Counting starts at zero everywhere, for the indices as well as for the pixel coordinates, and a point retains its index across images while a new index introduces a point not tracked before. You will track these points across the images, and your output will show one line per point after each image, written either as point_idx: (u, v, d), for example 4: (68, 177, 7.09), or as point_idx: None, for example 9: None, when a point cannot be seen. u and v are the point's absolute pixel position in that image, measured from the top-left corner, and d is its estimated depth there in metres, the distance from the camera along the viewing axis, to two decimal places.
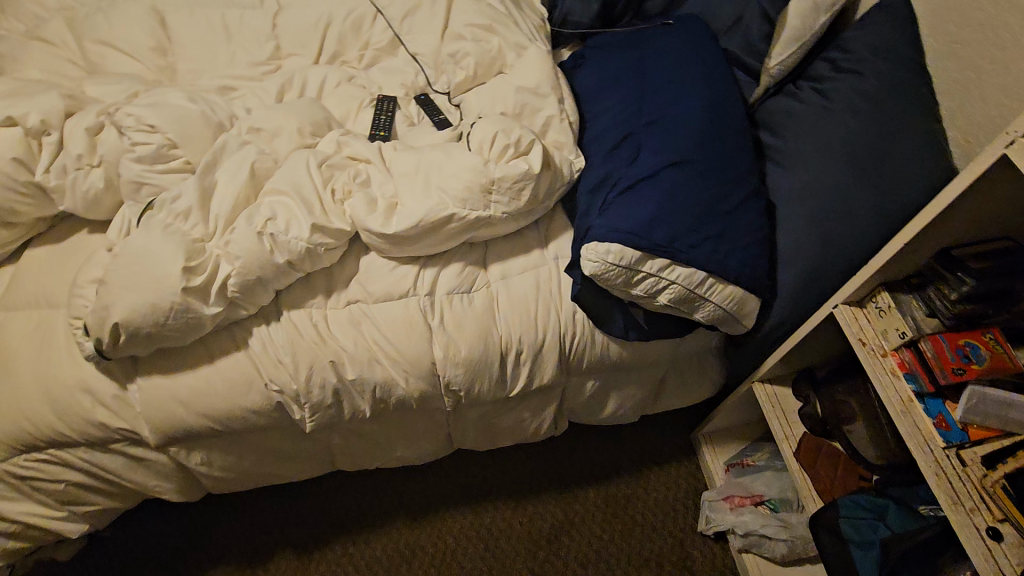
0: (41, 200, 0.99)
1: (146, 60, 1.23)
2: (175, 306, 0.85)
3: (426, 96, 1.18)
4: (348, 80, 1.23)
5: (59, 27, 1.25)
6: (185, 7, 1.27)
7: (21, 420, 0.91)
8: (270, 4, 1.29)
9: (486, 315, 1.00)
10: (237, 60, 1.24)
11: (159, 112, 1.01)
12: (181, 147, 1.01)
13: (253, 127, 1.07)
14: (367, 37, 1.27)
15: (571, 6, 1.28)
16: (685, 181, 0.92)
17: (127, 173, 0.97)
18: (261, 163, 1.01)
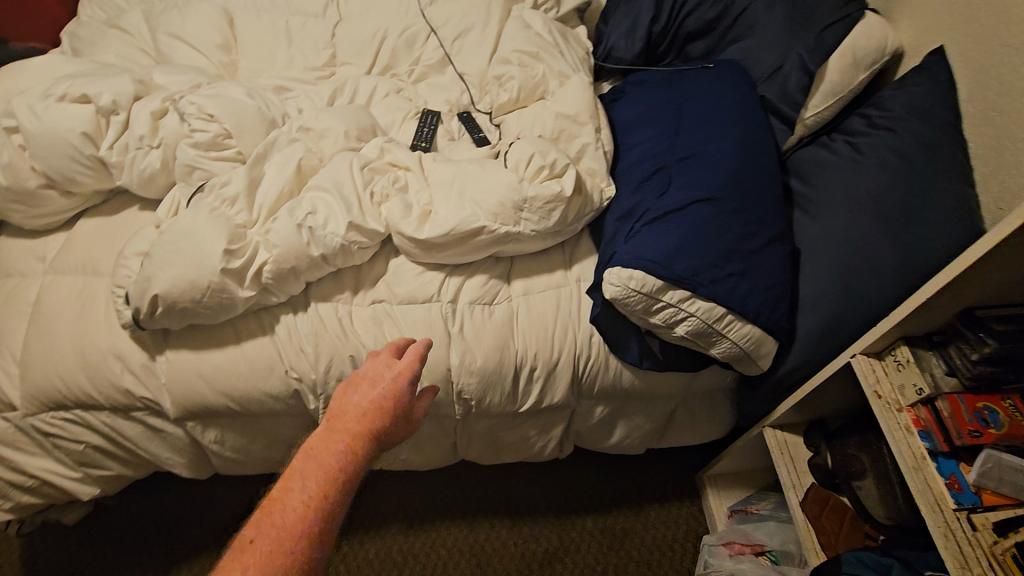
0: (101, 174, 1.05)
1: (211, 55, 1.30)
2: (211, 284, 0.89)
3: (468, 114, 1.23)
4: (397, 92, 1.28)
5: (137, 19, 1.35)
6: (254, 11, 1.36)
7: (55, 377, 0.96)
8: (332, 15, 1.36)
9: (506, 328, 1.02)
10: (295, 64, 1.31)
11: (219, 103, 1.06)
12: (234, 138, 1.06)
13: (304, 127, 1.12)
14: (418, 52, 1.32)
15: (616, 43, 1.34)
16: (713, 218, 0.94)
17: (183, 156, 1.03)
18: (307, 160, 1.06)
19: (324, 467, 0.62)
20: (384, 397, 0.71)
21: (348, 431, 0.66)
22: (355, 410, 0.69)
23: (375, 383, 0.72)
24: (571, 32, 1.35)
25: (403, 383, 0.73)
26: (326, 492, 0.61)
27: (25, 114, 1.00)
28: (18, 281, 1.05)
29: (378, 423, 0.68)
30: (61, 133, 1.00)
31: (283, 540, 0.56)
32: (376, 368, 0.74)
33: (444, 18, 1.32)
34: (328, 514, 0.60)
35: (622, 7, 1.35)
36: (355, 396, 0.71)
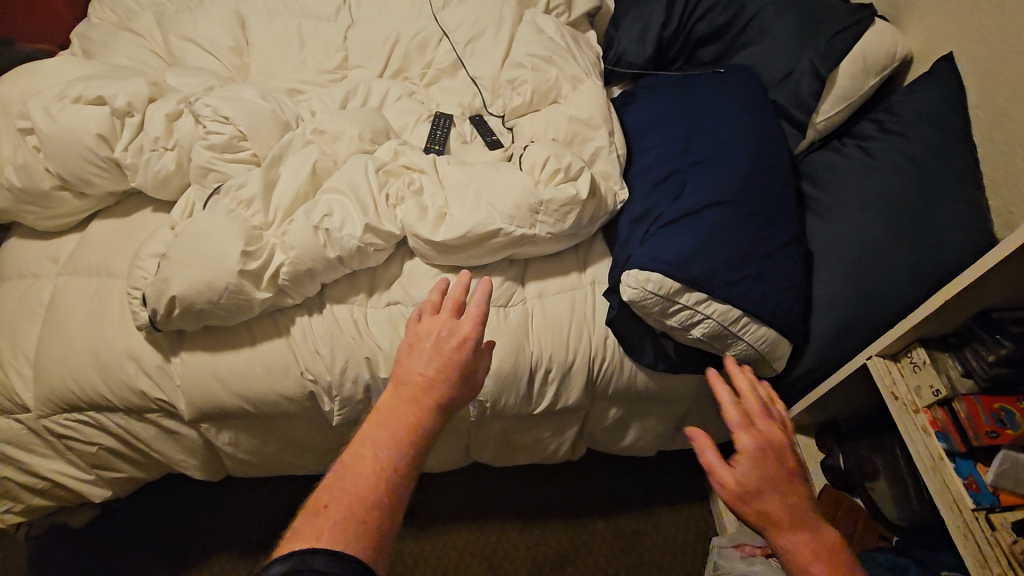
0: (115, 175, 1.05)
1: (223, 58, 1.31)
2: (229, 286, 0.89)
3: (480, 116, 1.24)
4: (409, 95, 1.29)
5: (148, 21, 1.35)
6: (266, 14, 1.36)
7: (69, 379, 0.96)
8: (344, 18, 1.37)
9: (521, 330, 1.03)
10: (307, 67, 1.32)
11: (234, 105, 1.06)
12: (249, 140, 1.06)
13: (318, 129, 1.13)
14: (431, 56, 1.32)
15: (626, 48, 1.36)
16: (729, 220, 0.95)
17: (198, 158, 1.03)
18: (321, 162, 1.06)
19: (394, 434, 0.67)
20: (447, 363, 0.73)
21: (416, 399, 0.70)
22: (420, 376, 0.72)
23: (436, 347, 0.74)
24: (582, 36, 1.36)
25: (465, 348, 0.74)
26: (397, 455, 0.66)
27: (40, 115, 1.00)
28: (31, 282, 1.05)
29: (442, 391, 0.71)
30: (76, 134, 1.00)
31: (359, 499, 0.61)
32: (437, 330, 0.75)
33: (457, 22, 1.33)
34: (400, 476, 0.65)
35: (633, 12, 1.36)
36: (418, 361, 0.73)
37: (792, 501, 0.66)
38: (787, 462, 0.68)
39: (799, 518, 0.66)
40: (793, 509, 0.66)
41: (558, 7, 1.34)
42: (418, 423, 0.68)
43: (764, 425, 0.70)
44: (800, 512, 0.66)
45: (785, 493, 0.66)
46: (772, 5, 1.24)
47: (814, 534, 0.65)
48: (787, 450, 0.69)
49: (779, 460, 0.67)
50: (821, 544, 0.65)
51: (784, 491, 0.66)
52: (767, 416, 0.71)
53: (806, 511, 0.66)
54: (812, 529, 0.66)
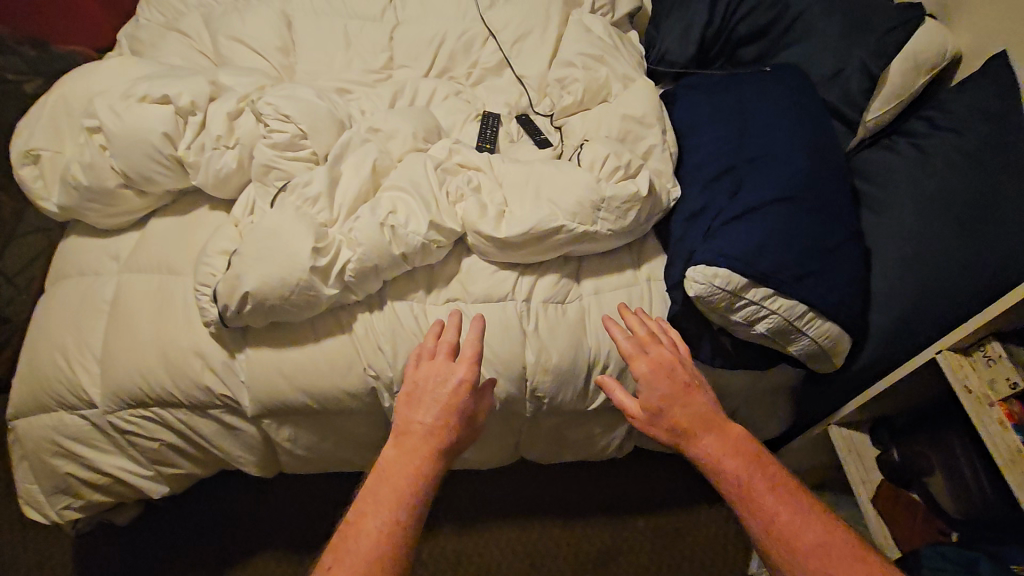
0: (177, 173, 1.06)
1: (271, 58, 1.32)
2: (300, 282, 0.90)
3: (527, 115, 1.26)
4: (456, 94, 1.30)
5: (195, 21, 1.36)
6: (312, 14, 1.37)
7: (136, 375, 0.97)
8: (390, 19, 1.38)
9: (579, 326, 1.04)
10: (353, 66, 1.33)
11: (293, 104, 1.07)
12: (309, 139, 1.07)
13: (373, 128, 1.14)
14: (476, 56, 1.33)
15: (668, 48, 1.38)
16: (791, 217, 0.96)
17: (260, 156, 1.03)
18: (380, 161, 1.07)
19: (398, 488, 0.73)
20: (446, 410, 0.79)
21: (417, 451, 0.76)
22: (421, 427, 0.78)
23: (434, 393, 0.80)
24: (625, 36, 1.37)
25: (462, 391, 0.80)
26: (401, 510, 0.71)
27: (107, 114, 1.00)
28: (93, 279, 1.06)
29: (441, 440, 0.77)
30: (143, 133, 1.01)
31: (368, 555, 0.67)
32: (433, 377, 0.82)
33: (504, 22, 1.33)
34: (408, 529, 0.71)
35: (674, 13, 1.38)
36: (419, 411, 0.79)
37: (688, 409, 0.83)
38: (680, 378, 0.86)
39: (698, 421, 0.82)
40: (688, 417, 0.82)
41: (602, 6, 1.35)
42: (422, 475, 0.74)
43: (654, 351, 0.88)
44: (694, 417, 0.83)
45: (679, 404, 0.83)
46: (816, 6, 1.25)
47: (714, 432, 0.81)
48: (676, 363, 0.87)
49: (665, 375, 0.85)
50: (726, 442, 0.80)
51: (678, 403, 0.83)
52: (655, 344, 0.89)
53: (701, 413, 0.83)
54: (708, 426, 0.82)
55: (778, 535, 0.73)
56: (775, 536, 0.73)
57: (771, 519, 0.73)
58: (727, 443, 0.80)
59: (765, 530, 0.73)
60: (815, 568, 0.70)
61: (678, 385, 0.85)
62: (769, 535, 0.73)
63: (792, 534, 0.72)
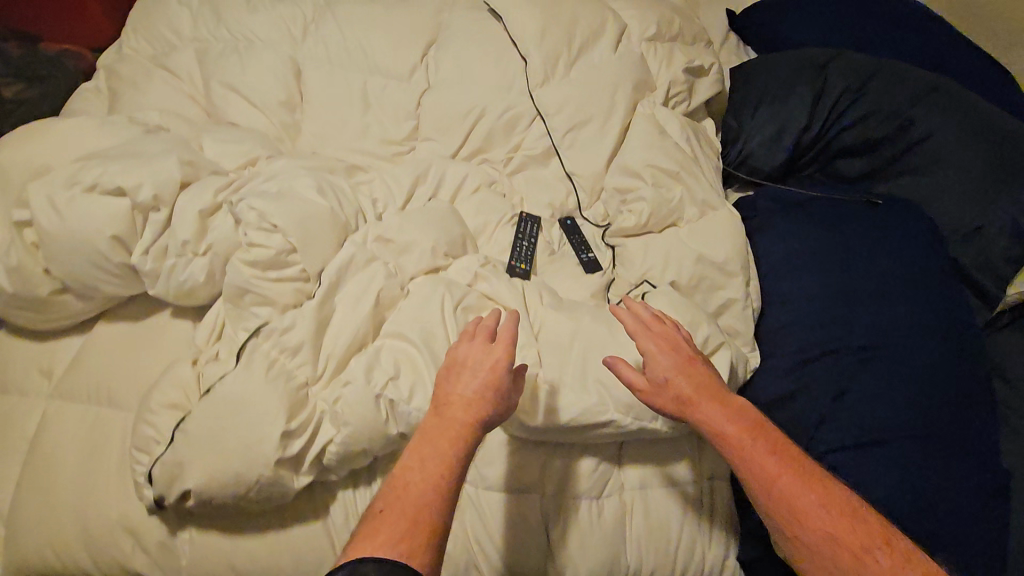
0: (130, 282, 0.84)
1: (273, 116, 1.11)
2: (262, 479, 0.68)
3: (571, 221, 1.04)
4: (489, 185, 1.09)
5: (187, 59, 1.14)
6: (325, 64, 1.14)
7: (49, 548, 0.76)
8: (419, 79, 1.14)
9: (618, 533, 0.82)
10: (370, 134, 1.12)
11: (284, 207, 0.84)
12: (300, 254, 0.84)
13: (383, 237, 0.92)
14: (519, 138, 1.10)
15: (755, 147, 1.14)
16: (926, 462, 0.75)
17: (234, 277, 0.81)
18: (387, 290, 0.85)
19: (444, 454, 0.64)
20: (490, 385, 0.69)
21: (457, 420, 0.66)
22: (461, 398, 0.68)
23: (475, 369, 0.70)
24: (701, 131, 1.13)
25: (501, 370, 0.70)
26: (446, 470, 0.63)
27: (42, 206, 0.79)
28: (16, 402, 0.85)
29: (478, 411, 0.67)
30: (85, 236, 0.79)
31: (418, 507, 0.59)
32: (474, 355, 0.71)
33: (558, 103, 1.07)
34: (449, 485, 0.62)
35: (767, 107, 1.15)
36: (458, 383, 0.69)
37: (695, 386, 0.72)
38: (685, 351, 0.75)
39: (710, 398, 0.71)
40: (694, 391, 0.71)
41: (679, 94, 1.11)
42: (462, 439, 0.65)
43: (662, 329, 0.76)
44: (706, 392, 0.71)
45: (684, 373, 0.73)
46: (953, 127, 1.02)
47: (724, 407, 0.70)
48: (681, 339, 0.76)
49: (674, 351, 0.74)
50: (737, 417, 0.70)
51: (687, 374, 0.72)
52: (660, 322, 0.78)
53: (711, 385, 0.73)
54: (718, 402, 0.71)
55: (796, 510, 0.63)
56: (783, 511, 0.63)
57: (790, 501, 0.63)
58: (732, 410, 0.70)
59: (782, 506, 0.63)
60: (814, 530, 0.61)
61: (685, 360, 0.74)
62: (785, 513, 0.63)
63: (807, 512, 0.62)
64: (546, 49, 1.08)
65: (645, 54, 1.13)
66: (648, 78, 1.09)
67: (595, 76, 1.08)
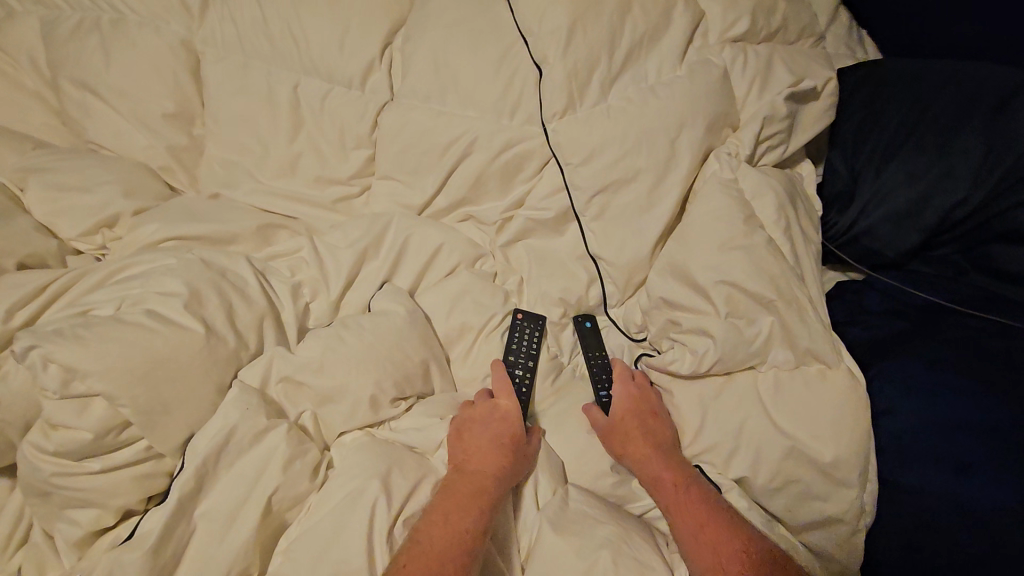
0: None
1: (157, 136, 0.74)
2: None
3: (592, 322, 0.69)
4: (473, 261, 0.73)
5: (30, 35, 0.76)
6: (235, 55, 0.74)
7: None
8: (377, 84, 0.75)
9: None
10: (302, 169, 0.75)
11: (113, 350, 0.51)
12: (140, 429, 0.51)
13: (294, 375, 0.59)
14: (522, 190, 0.73)
15: (880, 222, 0.74)
16: None
17: (30, 472, 0.50)
18: (285, 488, 0.53)
19: (465, 508, 0.53)
20: (508, 433, 0.59)
21: (483, 471, 0.56)
22: (477, 450, 0.57)
23: (486, 420, 0.60)
24: (800, 191, 0.75)
25: (514, 419, 0.60)
26: (474, 527, 0.52)
27: None
28: None
29: (500, 463, 0.56)
30: None
31: (445, 562, 0.48)
32: (482, 407, 0.61)
33: (587, 144, 0.68)
34: (477, 540, 0.51)
35: (907, 159, 0.74)
36: (469, 436, 0.59)
37: (644, 432, 0.60)
38: (650, 401, 0.63)
39: (653, 446, 0.59)
40: (637, 433, 0.60)
41: (773, 137, 0.72)
42: (486, 493, 0.54)
43: (641, 380, 0.65)
44: (655, 443, 0.59)
45: (641, 434, 0.60)
46: None
47: (667, 456, 0.59)
48: (658, 401, 0.63)
49: (641, 412, 0.61)
50: (677, 474, 0.57)
51: (649, 429, 0.60)
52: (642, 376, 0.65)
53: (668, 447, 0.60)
54: (669, 458, 0.59)
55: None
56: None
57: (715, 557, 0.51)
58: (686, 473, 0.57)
59: (707, 557, 0.52)
60: None
61: (648, 412, 0.62)
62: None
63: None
64: (574, 55, 0.68)
65: (727, 66, 0.73)
66: (731, 109, 0.71)
67: (647, 105, 0.68)
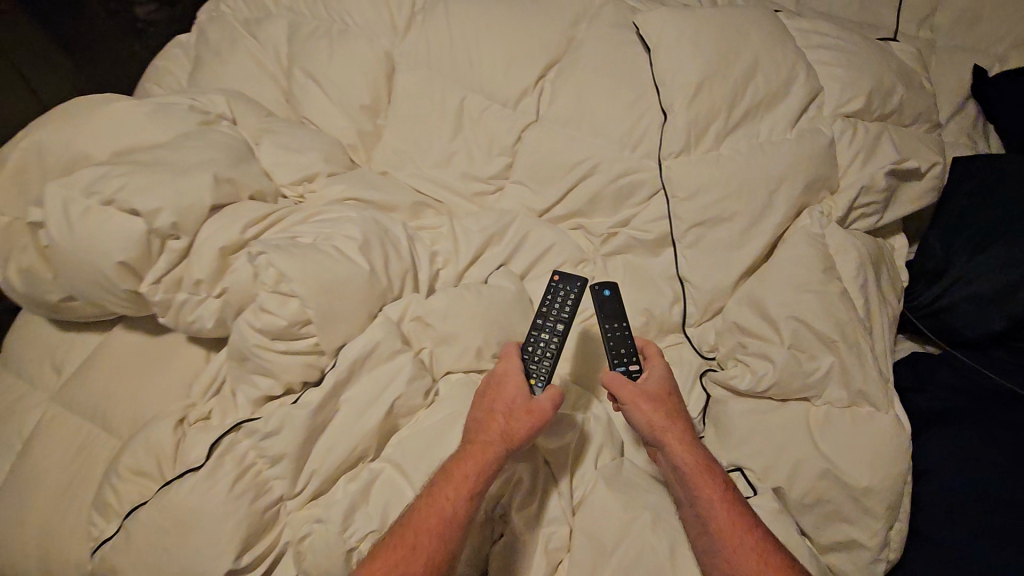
0: (139, 304, 0.74)
1: (352, 121, 0.95)
2: None
3: (610, 290, 0.72)
4: (574, 265, 0.85)
5: (279, 32, 1.00)
6: (423, 68, 0.94)
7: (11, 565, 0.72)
8: (527, 106, 0.91)
9: None
10: (454, 165, 0.93)
11: (312, 266, 0.69)
12: (317, 328, 0.69)
13: (423, 318, 0.74)
14: (631, 212, 0.86)
15: (961, 301, 0.79)
16: None
17: (240, 341, 0.69)
18: (406, 398, 0.68)
19: (452, 479, 0.60)
20: (504, 406, 0.65)
21: (477, 442, 0.62)
22: (479, 419, 0.64)
23: (489, 394, 0.66)
24: (886, 259, 0.81)
25: (511, 393, 0.65)
26: (457, 496, 0.59)
27: (55, 212, 0.69)
28: (26, 391, 0.82)
29: (491, 437, 0.62)
30: (93, 258, 0.69)
31: (428, 526, 0.58)
32: (493, 379, 0.68)
33: (695, 182, 0.79)
34: (459, 506, 0.59)
35: (1001, 247, 0.78)
36: (480, 404, 0.66)
37: (670, 410, 0.66)
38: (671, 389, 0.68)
39: (676, 423, 0.65)
40: (666, 405, 0.66)
41: (866, 205, 0.80)
42: (473, 464, 0.61)
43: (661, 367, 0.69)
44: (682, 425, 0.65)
45: (669, 414, 0.66)
46: None
47: (685, 436, 0.65)
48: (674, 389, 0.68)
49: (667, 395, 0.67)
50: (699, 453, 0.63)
51: (672, 411, 0.66)
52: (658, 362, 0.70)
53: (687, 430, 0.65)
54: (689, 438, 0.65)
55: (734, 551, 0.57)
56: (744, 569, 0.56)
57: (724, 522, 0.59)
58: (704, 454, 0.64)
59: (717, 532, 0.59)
60: None
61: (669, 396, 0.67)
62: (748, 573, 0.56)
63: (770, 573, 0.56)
64: (698, 107, 0.80)
65: (836, 137, 0.82)
66: (831, 174, 0.80)
67: (754, 158, 0.79)
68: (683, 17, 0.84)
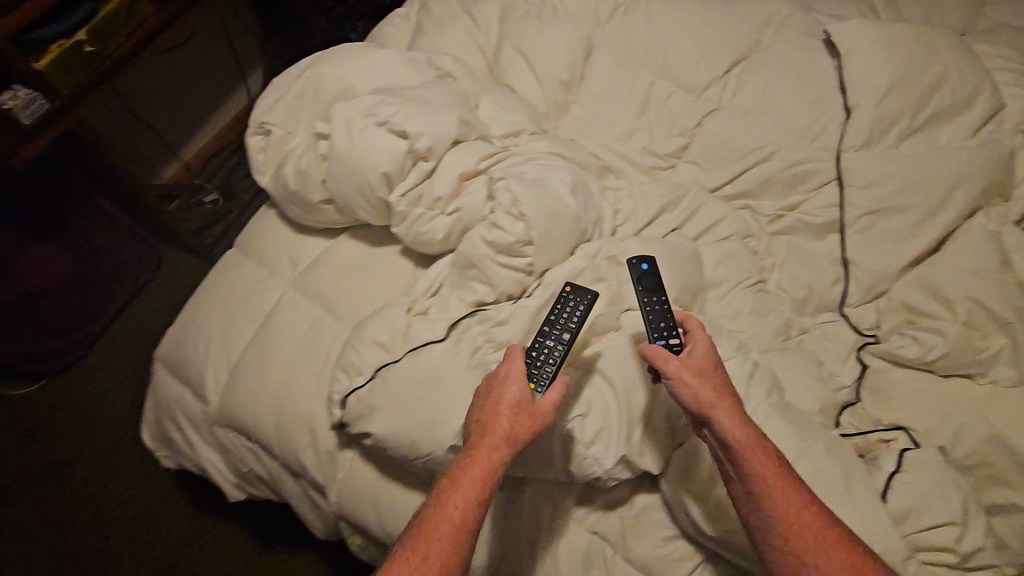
0: (382, 213, 0.89)
1: (546, 90, 1.05)
2: (432, 455, 0.72)
3: (647, 266, 0.76)
4: (743, 237, 0.92)
5: (493, 11, 1.15)
6: (619, 52, 1.07)
7: (251, 411, 0.89)
8: (710, 96, 1.02)
9: None
10: (636, 138, 1.03)
11: (539, 197, 0.82)
12: (535, 248, 0.81)
13: (616, 257, 0.84)
14: (802, 197, 0.94)
15: None
16: None
17: (470, 250, 0.82)
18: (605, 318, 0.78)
19: (468, 473, 0.63)
20: (507, 405, 0.65)
21: (486, 437, 0.64)
22: (486, 416, 0.65)
23: (490, 394, 0.67)
24: None
25: (510, 394, 0.66)
26: (469, 494, 0.62)
27: (340, 127, 0.85)
28: (267, 276, 0.98)
29: (499, 434, 0.64)
30: (363, 167, 0.84)
31: (447, 522, 0.60)
32: (491, 378, 0.68)
33: (875, 174, 0.87)
34: (470, 502, 0.61)
35: None
36: (486, 399, 0.67)
37: (714, 386, 0.65)
38: (715, 369, 0.67)
39: (721, 399, 0.64)
40: (711, 379, 0.66)
41: None
42: (487, 457, 0.63)
43: (700, 348, 0.68)
44: (730, 400, 0.65)
45: (714, 391, 0.65)
46: None
47: (732, 410, 0.64)
48: (717, 367, 0.68)
49: (709, 372, 0.67)
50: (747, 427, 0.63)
51: (717, 387, 0.65)
52: (698, 339, 0.69)
53: (730, 403, 0.65)
54: (735, 412, 0.64)
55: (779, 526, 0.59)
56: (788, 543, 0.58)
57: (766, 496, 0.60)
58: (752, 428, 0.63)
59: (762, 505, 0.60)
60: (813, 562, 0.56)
61: (712, 372, 0.67)
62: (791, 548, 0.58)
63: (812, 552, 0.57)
64: (884, 109, 0.89)
65: (1015, 150, 0.87)
66: (1008, 182, 0.85)
67: (934, 159, 0.86)
68: (876, 29, 0.93)
